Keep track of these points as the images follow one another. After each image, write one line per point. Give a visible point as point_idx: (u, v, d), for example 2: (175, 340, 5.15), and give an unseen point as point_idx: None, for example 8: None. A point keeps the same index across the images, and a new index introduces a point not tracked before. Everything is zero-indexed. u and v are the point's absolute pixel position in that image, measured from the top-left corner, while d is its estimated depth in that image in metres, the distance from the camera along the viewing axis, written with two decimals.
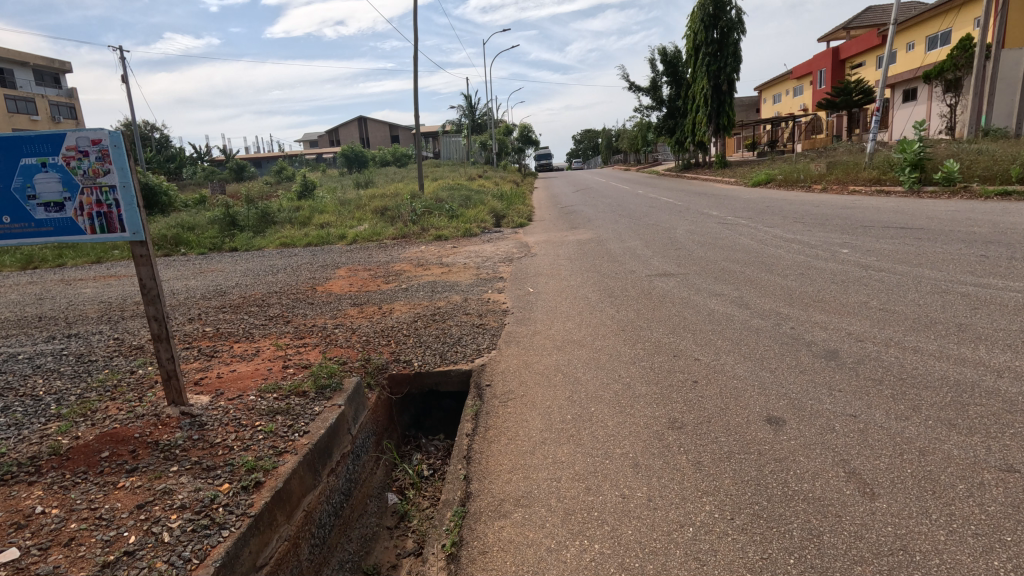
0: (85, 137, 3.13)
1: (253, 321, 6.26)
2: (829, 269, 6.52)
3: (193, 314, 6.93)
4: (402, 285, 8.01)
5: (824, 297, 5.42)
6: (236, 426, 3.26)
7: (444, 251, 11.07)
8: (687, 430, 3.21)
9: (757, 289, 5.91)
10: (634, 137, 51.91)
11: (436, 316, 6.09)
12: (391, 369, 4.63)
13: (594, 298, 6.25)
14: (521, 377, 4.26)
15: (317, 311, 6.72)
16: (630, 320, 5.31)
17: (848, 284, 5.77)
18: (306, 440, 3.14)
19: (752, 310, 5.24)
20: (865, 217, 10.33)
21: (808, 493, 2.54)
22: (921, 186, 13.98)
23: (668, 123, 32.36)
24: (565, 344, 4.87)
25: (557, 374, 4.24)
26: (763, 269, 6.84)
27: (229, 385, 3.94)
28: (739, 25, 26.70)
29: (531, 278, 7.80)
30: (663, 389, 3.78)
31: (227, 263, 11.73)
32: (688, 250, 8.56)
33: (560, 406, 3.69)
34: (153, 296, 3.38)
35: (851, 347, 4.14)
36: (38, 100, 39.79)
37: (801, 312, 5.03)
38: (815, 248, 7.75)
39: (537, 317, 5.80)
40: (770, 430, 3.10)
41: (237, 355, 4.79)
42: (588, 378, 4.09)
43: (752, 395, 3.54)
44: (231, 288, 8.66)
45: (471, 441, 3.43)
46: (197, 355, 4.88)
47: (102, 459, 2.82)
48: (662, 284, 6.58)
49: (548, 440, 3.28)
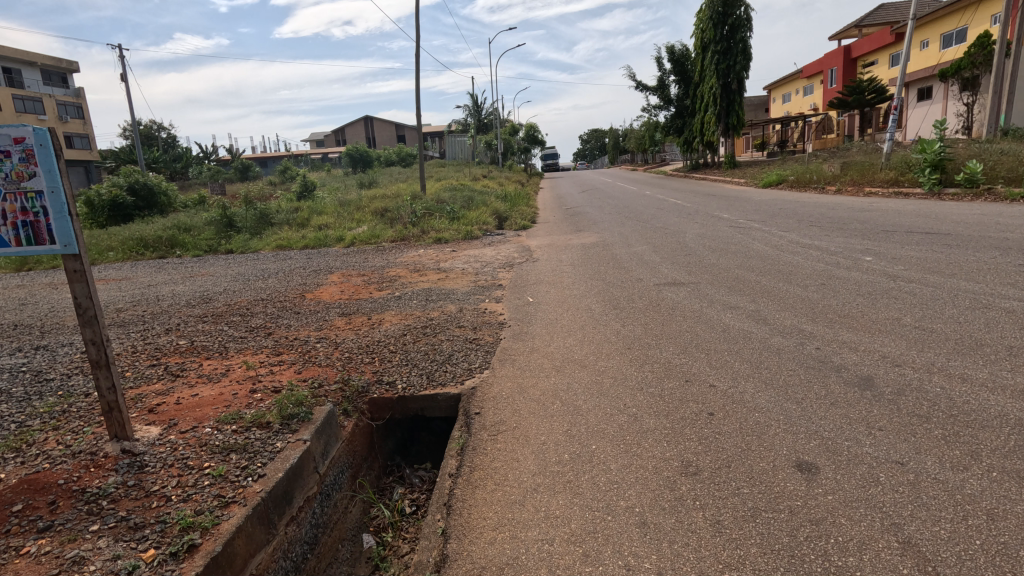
0: (8, 135, 2.73)
1: (232, 334, 5.83)
2: (853, 279, 6.03)
3: (170, 324, 6.52)
4: (396, 293, 7.60)
5: (850, 312, 4.94)
6: (180, 468, 2.83)
7: (443, 255, 10.65)
8: (704, 478, 2.74)
9: (775, 302, 5.45)
10: (641, 138, 51.24)
11: (427, 329, 5.63)
12: (371, 392, 4.19)
13: (598, 310, 5.79)
14: (514, 404, 3.81)
15: (301, 322, 6.29)
16: (637, 338, 4.83)
17: (876, 297, 5.29)
18: (260, 487, 2.70)
19: (771, 327, 4.77)
20: (887, 221, 9.80)
21: (856, 572, 2.07)
22: (942, 188, 13.42)
23: (676, 123, 31.77)
24: (564, 365, 4.41)
25: (555, 402, 3.79)
26: (780, 279, 6.36)
27: (185, 415, 3.50)
28: (749, 22, 26.12)
29: (531, 285, 7.36)
30: (674, 423, 3.31)
31: (219, 266, 11.36)
32: (699, 256, 8.09)
33: (557, 442, 3.25)
34: (89, 318, 2.96)
35: (887, 373, 3.65)
36: (46, 100, 40.08)
37: (826, 330, 4.56)
38: (835, 255, 7.25)
39: (536, 331, 5.35)
40: (801, 481, 2.63)
41: (204, 375, 4.35)
42: (589, 408, 3.62)
43: (776, 432, 3.08)
44: (217, 295, 8.27)
45: (454, 484, 3.00)
46: (161, 374, 4.44)
47: (13, 514, 2.41)
48: (671, 294, 6.11)
49: (541, 488, 2.83)
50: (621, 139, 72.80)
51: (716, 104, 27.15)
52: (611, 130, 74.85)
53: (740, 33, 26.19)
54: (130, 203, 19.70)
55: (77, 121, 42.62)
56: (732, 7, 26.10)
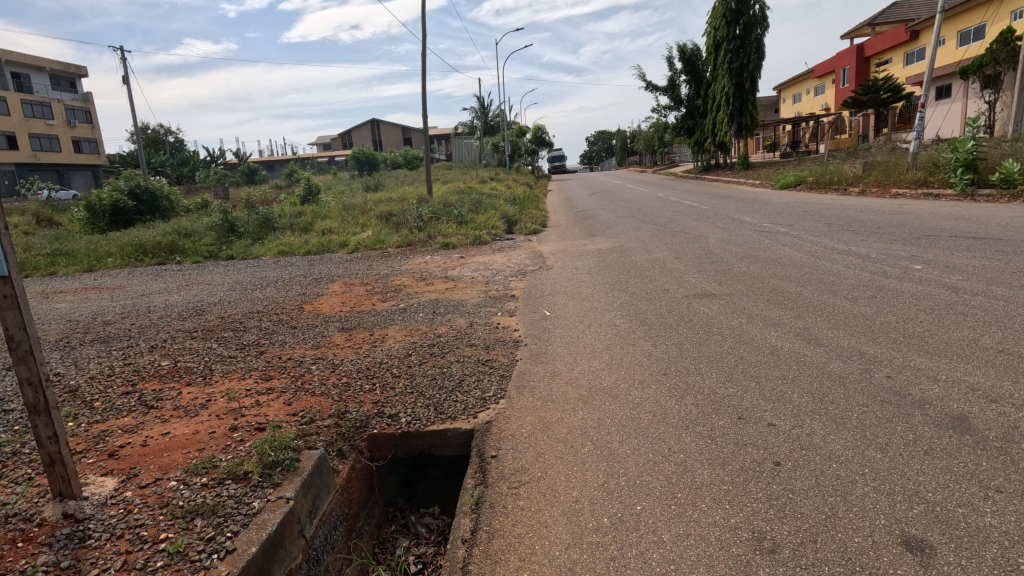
0: None
1: (220, 353, 5.29)
2: (908, 291, 5.41)
3: (157, 341, 5.99)
4: (400, 304, 7.06)
5: (916, 331, 4.34)
6: (131, 542, 2.31)
7: (451, 261, 10.08)
8: (786, 559, 2.16)
9: (824, 318, 4.86)
10: (651, 139, 50.57)
11: (434, 349, 5.05)
12: (371, 427, 3.64)
13: (624, 327, 5.21)
14: (538, 446, 3.24)
15: (297, 339, 5.74)
16: (672, 361, 4.25)
17: (941, 313, 4.67)
18: (225, 570, 2.16)
19: (828, 349, 4.16)
20: (925, 224, 9.16)
21: None
22: (975, 189, 12.75)
23: (686, 124, 31.13)
24: (592, 395, 3.83)
25: (585, 443, 3.21)
26: (824, 290, 5.77)
27: (148, 462, 2.95)
28: (763, 21, 25.44)
29: (547, 297, 6.79)
30: (734, 476, 2.73)
31: (217, 274, 10.87)
32: (727, 263, 7.49)
33: (593, 501, 2.68)
34: (24, 353, 2.43)
35: (985, 413, 3.03)
36: (54, 104, 39.96)
37: (894, 353, 3.96)
38: (879, 263, 6.62)
39: (556, 351, 4.78)
40: (913, 567, 2.06)
41: (181, 407, 3.80)
42: (627, 453, 3.04)
43: (865, 493, 2.50)
44: (210, 306, 7.76)
45: (470, 555, 2.45)
46: (133, 405, 3.90)
47: None
48: (703, 308, 5.53)
49: (578, 568, 2.27)
50: (630, 140, 72.09)
51: (729, 104, 26.48)
52: (620, 131, 74.34)
53: (754, 32, 25.48)
54: (132, 207, 19.38)
55: (85, 126, 42.54)
56: (746, 5, 25.43)
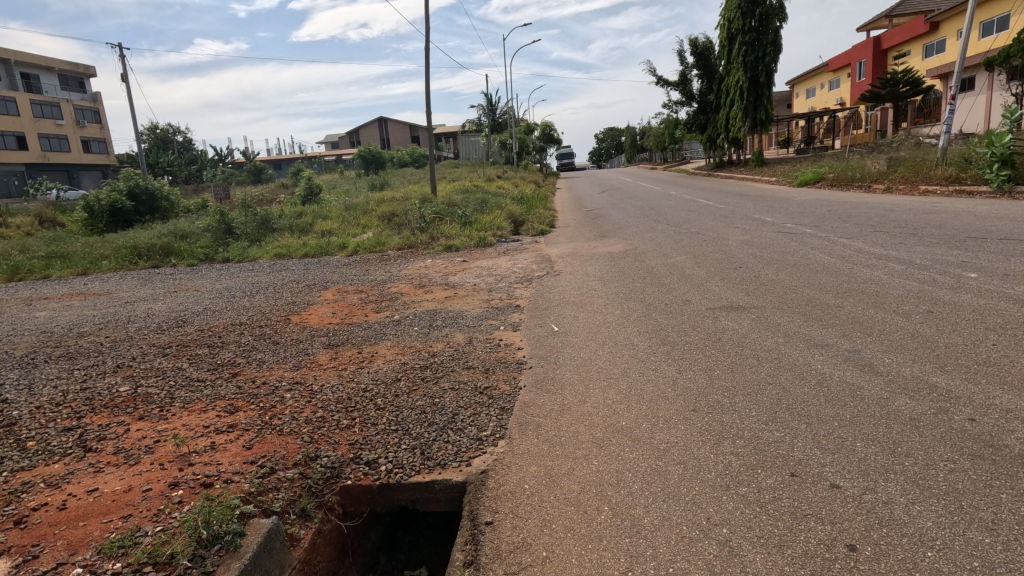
0: None
1: (188, 376, 4.70)
2: (967, 304, 4.74)
3: (124, 360, 5.42)
4: (394, 315, 6.47)
5: (990, 357, 3.67)
6: None
7: (452, 266, 9.48)
8: None
9: (876, 339, 4.19)
10: (661, 135, 49.69)
11: (427, 373, 4.42)
12: (344, 476, 3.03)
13: (642, 348, 4.57)
14: (544, 511, 2.62)
15: (277, 357, 5.16)
16: (702, 393, 3.61)
17: (1015, 334, 3.99)
18: None
19: (889, 381, 3.50)
20: (966, 224, 8.43)
21: None
22: (1013, 186, 11.95)
23: (699, 119, 30.25)
24: (609, 438, 3.20)
25: (601, 506, 2.60)
26: (869, 302, 5.10)
27: (56, 537, 2.38)
28: (780, 11, 24.52)
29: (555, 308, 6.17)
30: (795, 568, 2.10)
31: (207, 279, 10.35)
32: (752, 270, 6.83)
33: None
34: None
35: None
36: (63, 105, 39.75)
37: (972, 388, 3.29)
38: (926, 270, 5.93)
39: (565, 377, 4.16)
40: None
41: (122, 452, 3.22)
42: (657, 524, 2.42)
43: None
44: (192, 317, 7.18)
45: None
46: (71, 447, 3.34)
47: None
48: (732, 324, 4.87)
49: None
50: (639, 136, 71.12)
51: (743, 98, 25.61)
52: (629, 129, 73.73)
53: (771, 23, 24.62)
54: (130, 207, 18.92)
55: (94, 126, 42.31)
56: None
